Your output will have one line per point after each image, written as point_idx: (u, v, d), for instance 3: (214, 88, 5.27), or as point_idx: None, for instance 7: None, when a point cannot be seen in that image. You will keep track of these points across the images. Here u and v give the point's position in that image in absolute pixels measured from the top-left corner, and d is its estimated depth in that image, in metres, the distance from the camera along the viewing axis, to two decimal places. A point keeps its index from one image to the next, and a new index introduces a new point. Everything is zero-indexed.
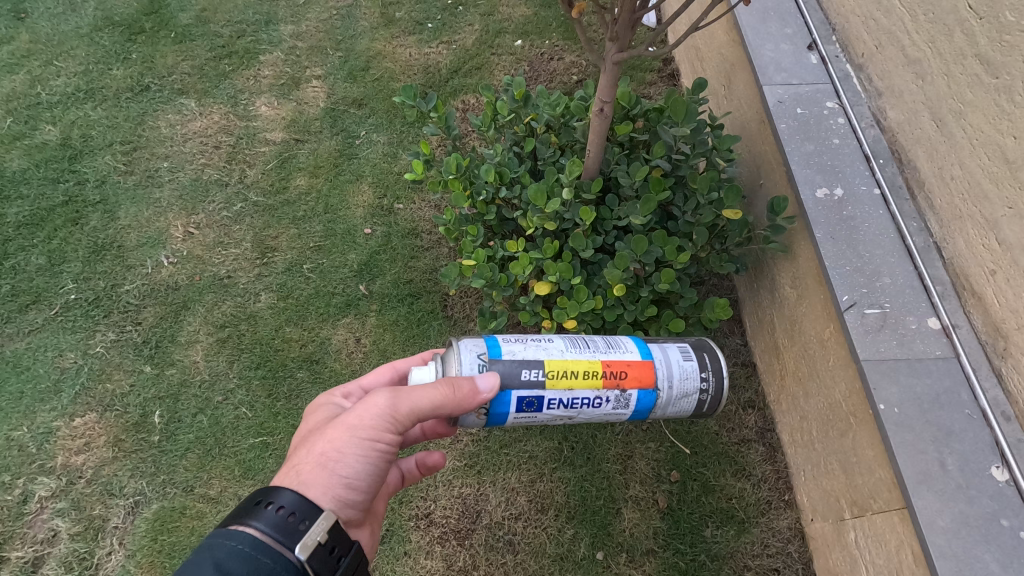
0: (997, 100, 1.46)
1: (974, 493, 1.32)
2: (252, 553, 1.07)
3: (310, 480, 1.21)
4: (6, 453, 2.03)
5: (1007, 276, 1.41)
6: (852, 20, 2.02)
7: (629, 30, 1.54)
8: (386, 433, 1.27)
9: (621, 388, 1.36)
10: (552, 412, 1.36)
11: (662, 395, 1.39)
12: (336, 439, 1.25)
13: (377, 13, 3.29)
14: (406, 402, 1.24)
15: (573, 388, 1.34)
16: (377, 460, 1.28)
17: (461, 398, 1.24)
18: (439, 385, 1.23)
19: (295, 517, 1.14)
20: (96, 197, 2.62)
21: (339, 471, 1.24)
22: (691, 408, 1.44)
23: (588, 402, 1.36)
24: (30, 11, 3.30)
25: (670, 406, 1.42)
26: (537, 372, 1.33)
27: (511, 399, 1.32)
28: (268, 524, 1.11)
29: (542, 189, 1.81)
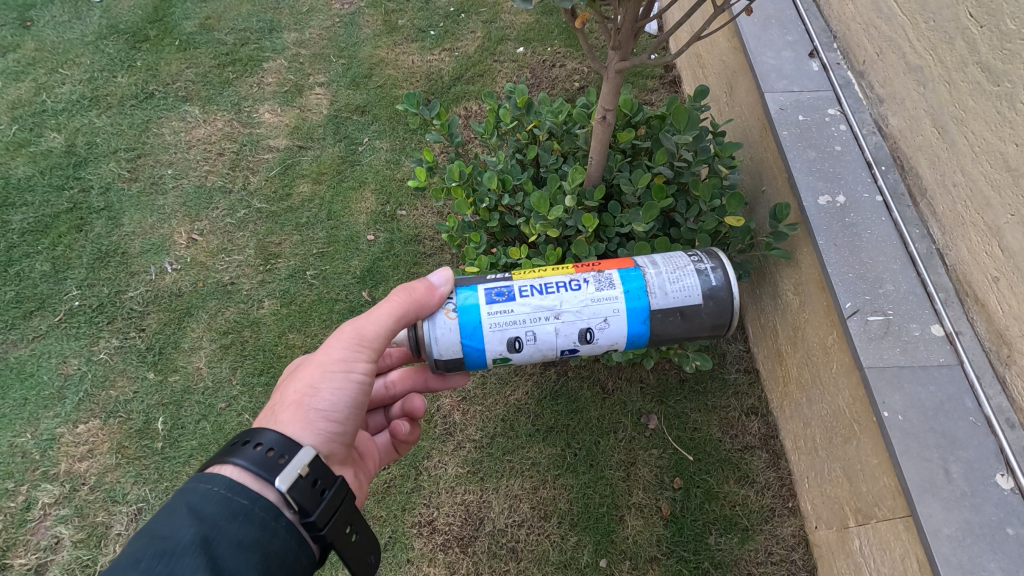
0: (999, 108, 1.47)
1: (979, 501, 1.32)
2: (229, 494, 1.06)
3: (289, 417, 1.23)
4: (10, 460, 2.04)
5: (1010, 283, 1.41)
6: (853, 28, 2.03)
7: (632, 38, 1.54)
8: (356, 361, 1.32)
9: (597, 271, 1.39)
10: (527, 301, 1.33)
11: (649, 275, 1.37)
12: (309, 376, 1.28)
13: (380, 20, 3.31)
14: (372, 324, 1.32)
15: (543, 277, 1.38)
16: (354, 391, 1.32)
17: (420, 299, 1.31)
18: (397, 298, 1.31)
19: (275, 453, 1.13)
20: (100, 204, 2.64)
21: (317, 405, 1.26)
22: (695, 289, 1.37)
23: (565, 286, 1.36)
24: (36, 20, 3.32)
25: (667, 287, 1.36)
26: (505, 275, 1.41)
27: (479, 292, 1.34)
28: (249, 461, 1.10)
29: (545, 197, 1.81)
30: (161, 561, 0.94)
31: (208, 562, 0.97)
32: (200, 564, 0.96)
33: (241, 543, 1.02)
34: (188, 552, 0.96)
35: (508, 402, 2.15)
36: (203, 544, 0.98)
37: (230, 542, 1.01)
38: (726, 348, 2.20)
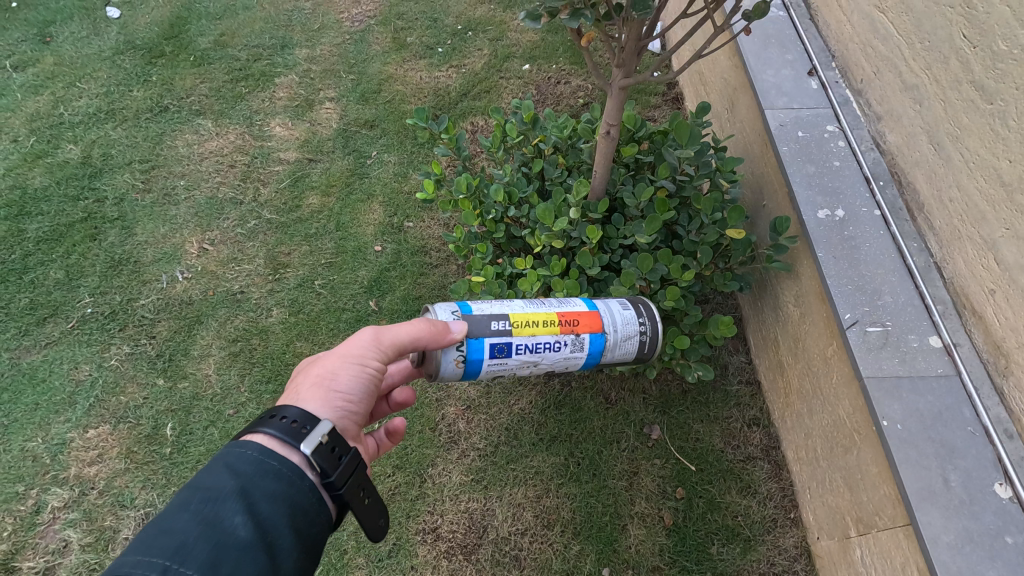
0: (992, 125, 1.51)
1: (978, 509, 1.34)
2: (259, 456, 1.08)
3: (307, 394, 1.25)
4: (21, 464, 2.07)
5: (1007, 295, 1.44)
6: (851, 47, 2.09)
7: (635, 56, 1.59)
8: (373, 357, 1.33)
9: (575, 333, 1.49)
10: (520, 358, 1.44)
11: (608, 338, 1.53)
12: (328, 362, 1.30)
13: (389, 37, 3.39)
14: (385, 330, 1.33)
15: (536, 334, 1.45)
16: (369, 380, 1.34)
17: (438, 332, 1.33)
18: (421, 322, 1.33)
19: (299, 424, 1.15)
20: (114, 214, 2.69)
21: (335, 390, 1.28)
22: (633, 351, 1.58)
23: (550, 346, 1.47)
24: (55, 36, 3.42)
25: (617, 349, 1.56)
26: (504, 323, 1.42)
27: (484, 347, 1.40)
28: (275, 429, 1.13)
29: (550, 209, 1.86)
30: (206, 509, 0.99)
31: (245, 511, 1.01)
32: (238, 514, 1.00)
33: (273, 496, 1.05)
34: (226, 505, 1.00)
35: (512, 411, 2.17)
36: (239, 498, 1.02)
37: (264, 496, 1.04)
38: (728, 360, 2.22)
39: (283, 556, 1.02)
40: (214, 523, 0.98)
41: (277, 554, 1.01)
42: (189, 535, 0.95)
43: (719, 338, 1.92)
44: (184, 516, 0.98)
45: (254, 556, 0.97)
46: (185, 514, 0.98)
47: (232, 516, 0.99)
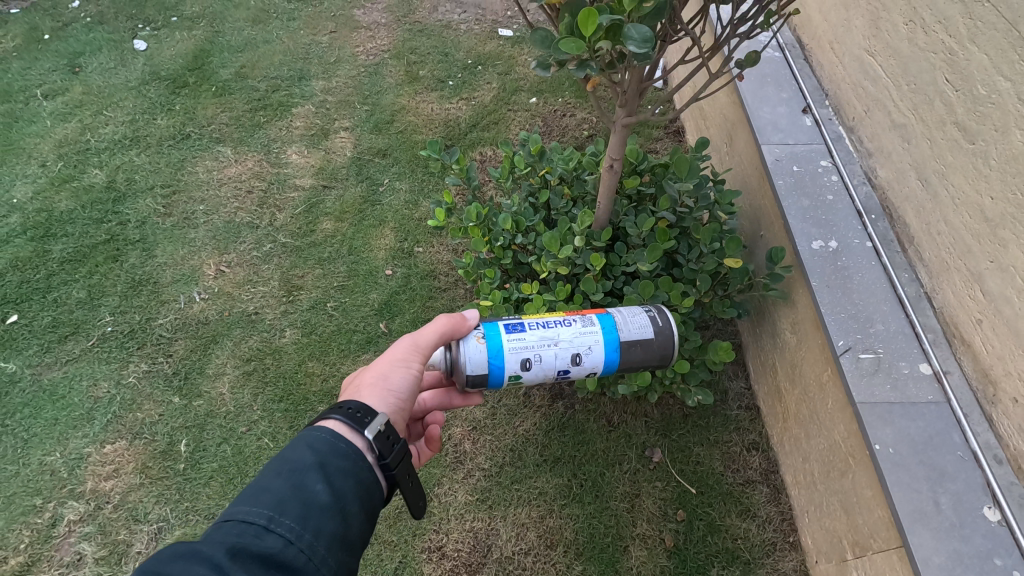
0: (975, 163, 1.60)
1: (968, 532, 1.38)
2: (331, 438, 1.19)
3: (363, 393, 1.35)
4: (40, 477, 2.13)
5: (993, 325, 1.51)
6: (843, 87, 2.20)
7: (638, 96, 1.70)
8: (415, 355, 1.43)
9: (581, 315, 1.60)
10: (536, 333, 1.52)
11: (616, 315, 1.61)
12: (377, 366, 1.40)
13: (402, 71, 3.54)
14: (420, 334, 1.45)
15: (545, 317, 1.58)
16: (416, 377, 1.43)
17: (456, 322, 1.48)
18: (443, 318, 1.48)
19: (360, 413, 1.24)
20: (136, 236, 2.80)
21: (387, 387, 1.38)
22: (648, 325, 1.61)
23: (561, 324, 1.56)
24: (85, 66, 3.58)
25: (630, 325, 1.60)
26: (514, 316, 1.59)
27: (499, 326, 1.52)
28: (343, 415, 1.23)
29: (556, 237, 1.95)
30: (291, 477, 1.12)
31: (324, 481, 1.13)
32: (318, 484, 1.12)
33: (344, 472, 1.16)
34: (307, 475, 1.12)
35: (517, 432, 2.23)
36: (317, 470, 1.14)
37: (337, 471, 1.15)
38: (728, 385, 2.28)
39: (354, 522, 1.13)
40: (298, 490, 1.10)
41: (349, 520, 1.13)
42: (279, 499, 1.07)
43: (719, 363, 1.98)
44: (274, 480, 1.11)
45: (332, 519, 1.10)
46: (275, 479, 1.11)
47: (312, 485, 1.11)
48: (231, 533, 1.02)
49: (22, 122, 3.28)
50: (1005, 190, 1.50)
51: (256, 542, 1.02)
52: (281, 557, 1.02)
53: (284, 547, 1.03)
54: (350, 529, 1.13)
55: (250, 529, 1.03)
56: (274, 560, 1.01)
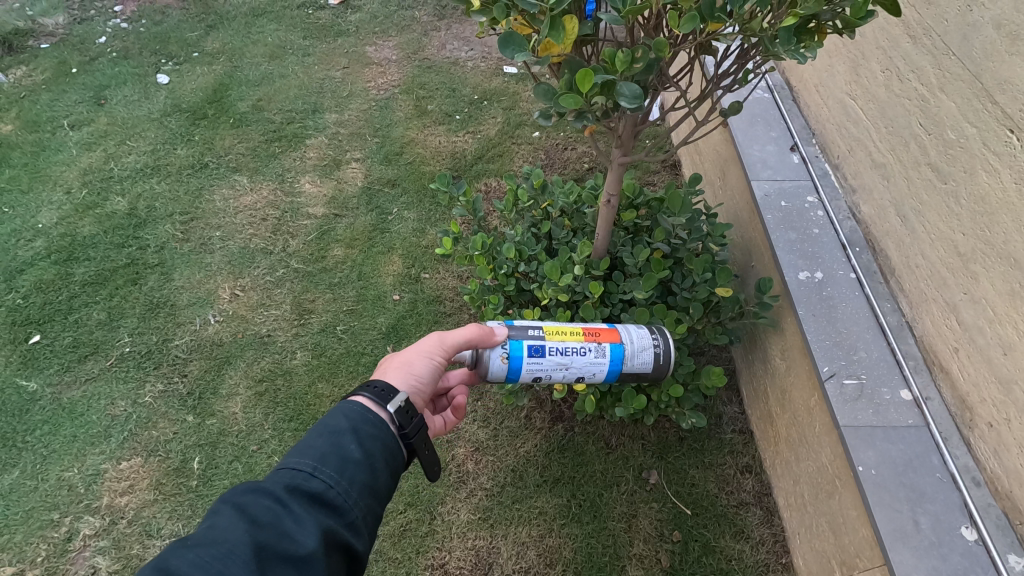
0: (947, 202, 1.72)
1: (947, 550, 1.46)
2: (362, 408, 1.28)
3: (388, 372, 1.45)
4: (57, 493, 2.21)
5: (968, 353, 1.61)
6: (828, 128, 2.34)
7: (631, 138, 1.83)
8: (441, 349, 1.51)
9: (597, 341, 1.69)
10: (553, 359, 1.64)
11: (627, 346, 1.71)
12: (405, 353, 1.50)
13: (411, 105, 3.72)
14: (448, 331, 1.54)
15: (564, 339, 1.66)
16: (438, 367, 1.52)
17: (481, 335, 1.57)
18: (471, 326, 1.57)
19: (385, 392, 1.33)
20: (155, 261, 2.93)
21: (410, 371, 1.47)
22: (650, 361, 1.73)
23: (577, 351, 1.66)
24: (110, 98, 3.77)
25: (636, 358, 1.71)
26: (539, 330, 1.65)
27: (522, 347, 1.61)
28: (370, 392, 1.32)
29: (557, 266, 2.07)
30: (332, 436, 1.21)
31: (358, 441, 1.22)
32: (353, 444, 1.21)
33: (375, 435, 1.25)
34: (343, 435, 1.22)
35: (518, 453, 2.31)
36: (352, 433, 1.23)
37: (371, 434, 1.24)
38: (722, 409, 2.36)
39: (383, 476, 1.22)
40: (335, 447, 1.19)
41: (378, 475, 1.21)
42: (320, 452, 1.17)
43: (711, 387, 2.06)
44: (316, 437, 1.21)
45: (364, 472, 1.18)
46: (317, 438, 1.21)
47: (347, 443, 1.20)
48: (283, 478, 1.13)
49: (49, 151, 3.44)
50: (975, 227, 1.62)
51: (303, 485, 1.13)
52: (325, 499, 1.13)
53: (326, 491, 1.13)
54: (379, 482, 1.21)
55: (298, 475, 1.14)
56: (319, 501, 1.12)
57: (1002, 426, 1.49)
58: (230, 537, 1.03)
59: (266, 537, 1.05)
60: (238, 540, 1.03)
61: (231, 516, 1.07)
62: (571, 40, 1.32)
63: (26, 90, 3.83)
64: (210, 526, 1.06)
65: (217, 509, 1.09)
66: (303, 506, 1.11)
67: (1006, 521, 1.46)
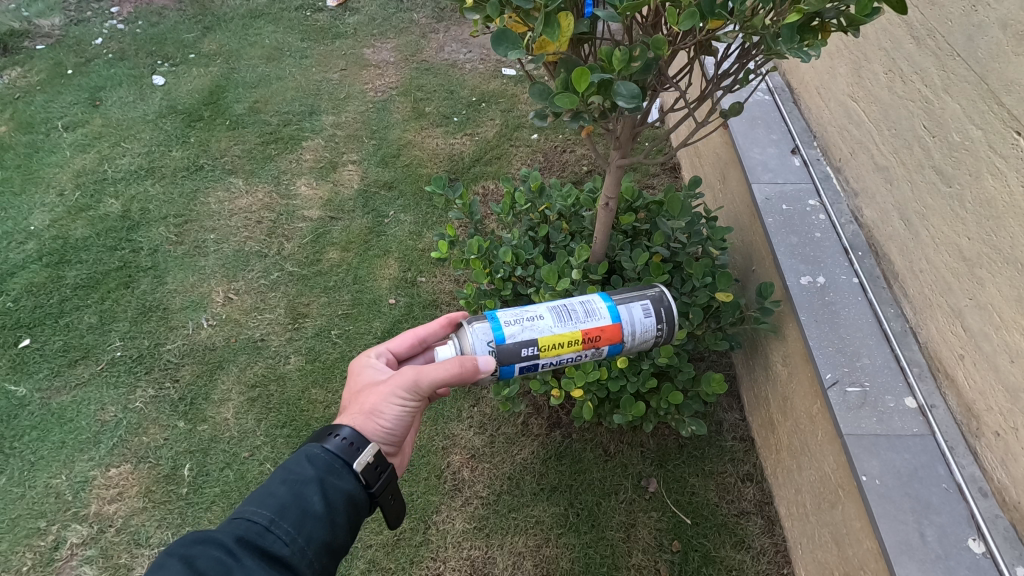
0: (952, 205, 1.68)
1: (953, 563, 1.41)
2: (327, 459, 1.27)
3: (357, 418, 1.44)
4: (44, 500, 2.17)
5: (974, 361, 1.57)
6: (829, 130, 2.31)
7: (630, 140, 1.80)
8: (410, 391, 1.47)
9: (597, 347, 1.59)
10: (549, 370, 1.59)
11: (627, 343, 1.64)
12: (377, 396, 1.46)
13: (409, 107, 3.69)
14: (416, 370, 1.46)
15: (561, 354, 1.55)
16: (412, 407, 1.49)
17: (465, 372, 1.44)
18: (450, 363, 1.43)
19: (353, 443, 1.31)
20: (148, 264, 2.89)
21: (380, 418, 1.46)
22: (651, 342, 1.70)
23: (574, 360, 1.59)
24: (105, 100, 3.74)
25: (636, 344, 1.67)
26: (533, 349, 1.52)
27: (515, 370, 1.53)
28: (336, 445, 1.30)
29: (555, 269, 2.03)
30: (293, 487, 1.21)
31: (321, 495, 1.22)
32: (316, 496, 1.21)
33: (339, 490, 1.25)
34: (307, 486, 1.22)
35: (516, 460, 2.27)
36: (316, 483, 1.23)
37: (335, 487, 1.25)
38: (722, 416, 2.33)
39: (341, 533, 1.22)
40: (297, 499, 1.19)
41: (337, 531, 1.22)
42: (281, 503, 1.18)
43: (712, 394, 2.01)
44: (279, 485, 1.21)
45: (323, 528, 1.19)
46: (280, 486, 1.21)
47: (309, 496, 1.21)
48: (236, 530, 1.13)
49: (43, 152, 3.41)
50: (981, 232, 1.58)
51: (258, 539, 1.13)
52: (278, 555, 1.13)
53: (280, 547, 1.14)
54: (337, 538, 1.22)
55: (253, 527, 1.14)
56: (271, 557, 1.13)
57: (1009, 435, 1.45)
58: None
59: None
60: None
61: (181, 566, 1.06)
62: (566, 38, 1.29)
63: (21, 91, 3.80)
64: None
65: (164, 560, 1.07)
66: (255, 561, 1.10)
67: (1014, 534, 1.42)
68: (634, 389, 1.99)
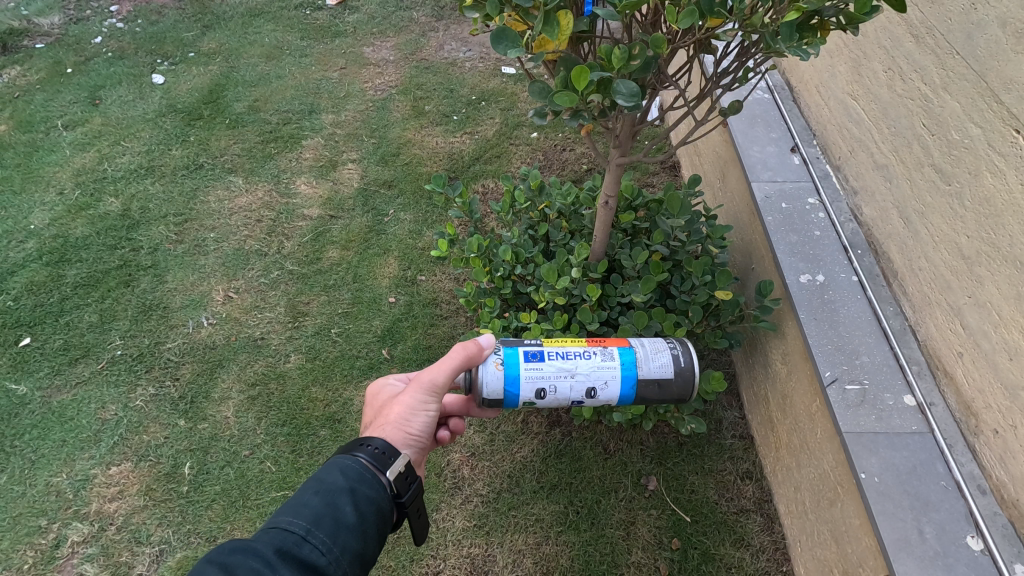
0: (951, 203, 1.68)
1: (952, 560, 1.42)
2: (359, 469, 1.29)
3: (385, 429, 1.46)
4: (45, 498, 2.17)
5: (973, 358, 1.57)
6: (829, 129, 2.31)
7: (630, 138, 1.80)
8: (432, 395, 1.50)
9: (603, 345, 1.62)
10: (554, 365, 1.55)
11: (637, 349, 1.62)
12: (401, 406, 1.49)
13: (408, 105, 3.69)
14: (435, 373, 1.50)
15: (565, 345, 1.60)
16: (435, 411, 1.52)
17: (472, 355, 1.51)
18: (458, 351, 1.50)
19: (385, 453, 1.33)
20: (147, 262, 2.89)
21: (408, 429, 1.48)
22: (670, 365, 1.62)
23: (580, 356, 1.58)
24: (104, 98, 3.74)
25: (651, 362, 1.61)
26: (537, 340, 1.62)
27: (519, 354, 1.56)
28: (367, 455, 1.32)
29: (554, 268, 2.03)
30: (327, 496, 1.22)
31: (353, 504, 1.23)
32: (348, 506, 1.22)
33: (371, 499, 1.26)
34: (339, 496, 1.23)
35: (515, 459, 2.27)
36: (348, 493, 1.24)
37: (367, 497, 1.26)
38: (722, 414, 2.33)
39: (373, 543, 1.23)
40: (330, 509, 1.20)
41: (368, 542, 1.22)
42: (315, 513, 1.18)
43: (712, 393, 2.01)
44: (312, 495, 1.21)
45: (357, 538, 1.20)
46: (313, 496, 1.21)
47: (343, 506, 1.21)
48: (273, 541, 1.13)
49: (43, 151, 3.41)
50: (980, 230, 1.58)
51: (295, 549, 1.13)
52: (314, 565, 1.13)
53: (316, 557, 1.14)
54: (368, 548, 1.22)
55: (290, 537, 1.14)
56: (308, 568, 1.13)
57: (1008, 433, 1.46)
58: None
59: None
60: None
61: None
62: (566, 37, 1.28)
63: (20, 90, 3.80)
64: None
65: (202, 568, 1.07)
66: (292, 571, 1.10)
67: (1012, 531, 1.42)
68: None
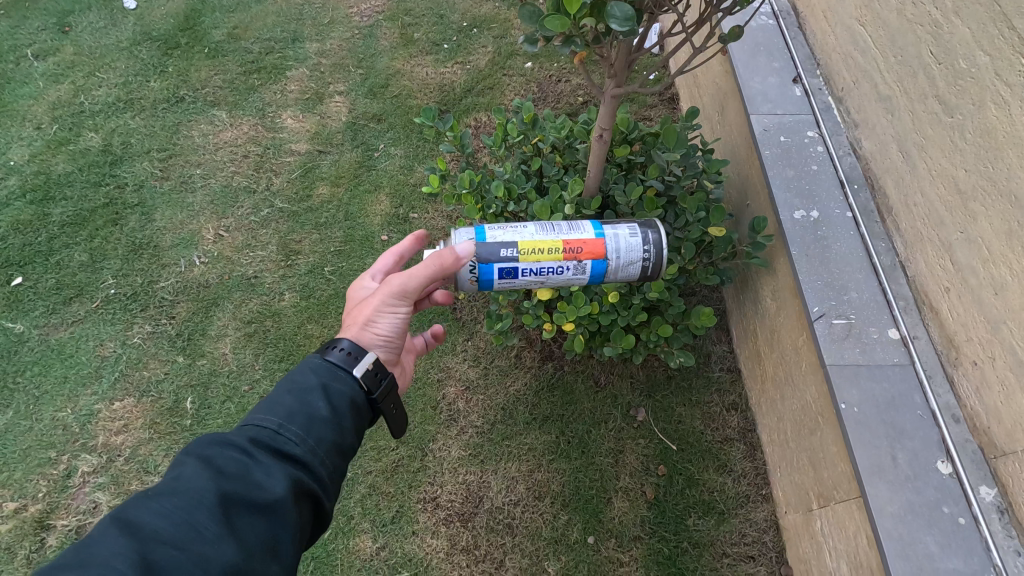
0: (952, 137, 1.65)
1: (921, 484, 1.51)
2: (329, 369, 1.33)
3: (350, 329, 1.49)
4: (52, 432, 2.24)
5: (959, 294, 1.59)
6: (833, 57, 2.22)
7: (626, 68, 1.74)
8: (401, 299, 1.51)
9: (577, 259, 1.62)
10: (526, 280, 1.63)
11: (610, 263, 1.64)
12: (369, 307, 1.51)
13: (397, 33, 3.51)
14: (405, 279, 1.50)
15: (540, 261, 1.60)
16: (404, 315, 1.54)
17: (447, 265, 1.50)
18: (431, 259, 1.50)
19: (352, 354, 1.38)
20: (134, 200, 2.84)
21: (374, 330, 1.50)
22: (636, 275, 1.69)
23: (553, 270, 1.62)
24: (74, 25, 3.53)
25: (620, 273, 1.67)
26: (513, 250, 1.59)
27: (493, 270, 1.60)
28: (337, 358, 1.35)
29: (547, 204, 1.99)
30: (298, 394, 1.26)
31: (326, 400, 1.27)
32: (321, 401, 1.26)
33: (342, 395, 1.30)
34: (311, 394, 1.27)
35: (508, 392, 2.33)
36: (321, 391, 1.28)
37: (338, 394, 1.30)
38: (711, 348, 2.38)
39: (349, 435, 1.27)
40: (303, 404, 1.24)
41: (344, 433, 1.27)
42: (288, 410, 1.22)
43: (701, 327, 2.05)
44: (284, 395, 1.25)
45: (331, 430, 1.24)
46: (284, 395, 1.26)
47: (315, 401, 1.26)
48: (248, 434, 1.17)
49: (15, 83, 3.26)
50: (978, 164, 1.56)
51: (271, 440, 1.17)
52: (291, 454, 1.17)
53: (293, 446, 1.18)
54: (345, 440, 1.27)
55: (264, 429, 1.18)
56: (286, 456, 1.17)
57: (986, 365, 1.50)
58: (196, 485, 1.05)
59: (232, 486, 1.08)
60: (203, 488, 1.05)
61: (199, 466, 1.09)
62: None
63: None
64: (175, 476, 1.08)
65: (182, 460, 1.12)
66: (270, 460, 1.15)
67: (981, 456, 1.49)
68: (624, 323, 2.04)
